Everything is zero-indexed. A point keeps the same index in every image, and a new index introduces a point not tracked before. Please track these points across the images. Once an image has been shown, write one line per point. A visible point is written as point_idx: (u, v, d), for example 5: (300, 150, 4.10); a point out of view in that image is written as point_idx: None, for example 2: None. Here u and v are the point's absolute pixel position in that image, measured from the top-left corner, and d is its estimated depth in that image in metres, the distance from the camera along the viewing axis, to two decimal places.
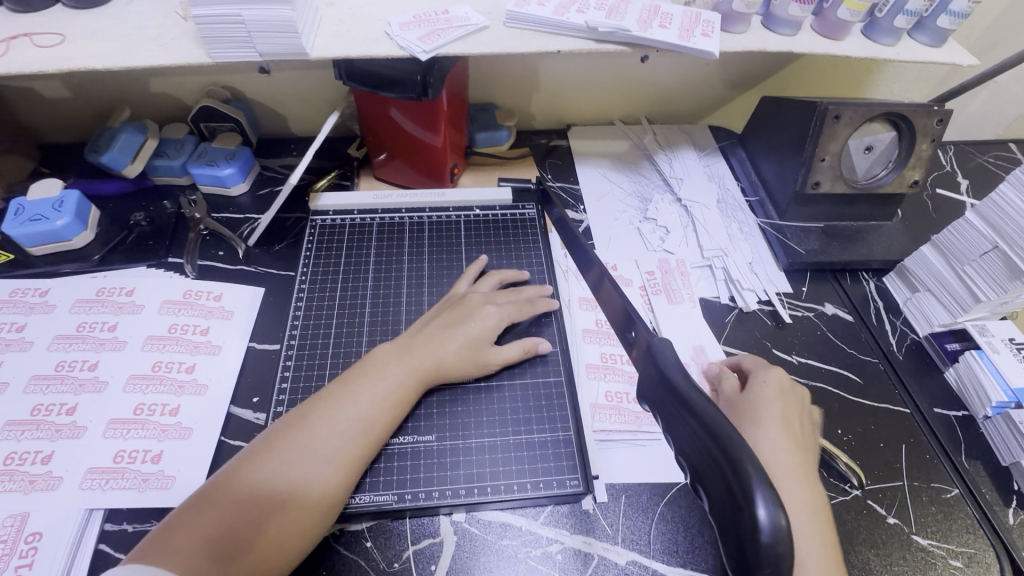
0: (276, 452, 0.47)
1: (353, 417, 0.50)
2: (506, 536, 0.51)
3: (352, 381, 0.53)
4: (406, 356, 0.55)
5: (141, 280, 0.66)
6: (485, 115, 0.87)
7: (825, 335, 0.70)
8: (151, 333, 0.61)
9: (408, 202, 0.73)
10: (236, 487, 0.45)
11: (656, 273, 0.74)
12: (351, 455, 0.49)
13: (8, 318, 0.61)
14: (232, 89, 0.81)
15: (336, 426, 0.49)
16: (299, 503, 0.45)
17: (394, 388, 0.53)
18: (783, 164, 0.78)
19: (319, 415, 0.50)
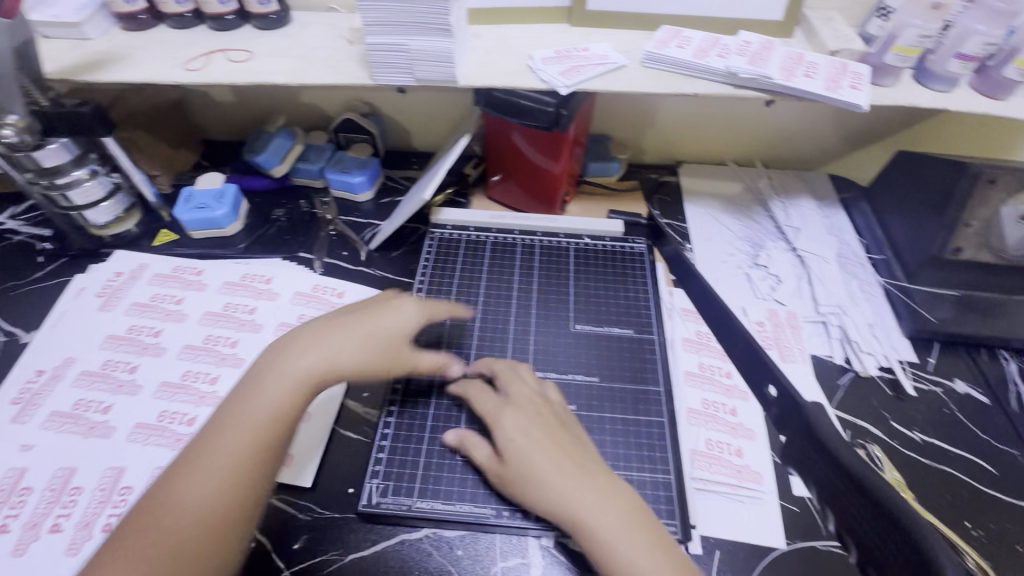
0: (175, 475, 0.44)
1: (230, 437, 0.45)
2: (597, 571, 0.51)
3: (242, 396, 0.47)
4: (308, 352, 0.50)
5: (278, 271, 0.73)
6: (599, 146, 0.89)
7: (953, 414, 0.64)
8: (282, 320, 0.67)
9: (521, 224, 0.76)
10: (169, 521, 0.41)
11: (766, 324, 0.71)
12: (244, 485, 0.44)
13: (169, 291, 0.70)
14: (370, 104, 0.88)
15: (227, 453, 0.44)
16: (201, 525, 0.42)
17: (283, 404, 0.47)
18: (918, 227, 0.74)
19: (220, 436, 0.45)
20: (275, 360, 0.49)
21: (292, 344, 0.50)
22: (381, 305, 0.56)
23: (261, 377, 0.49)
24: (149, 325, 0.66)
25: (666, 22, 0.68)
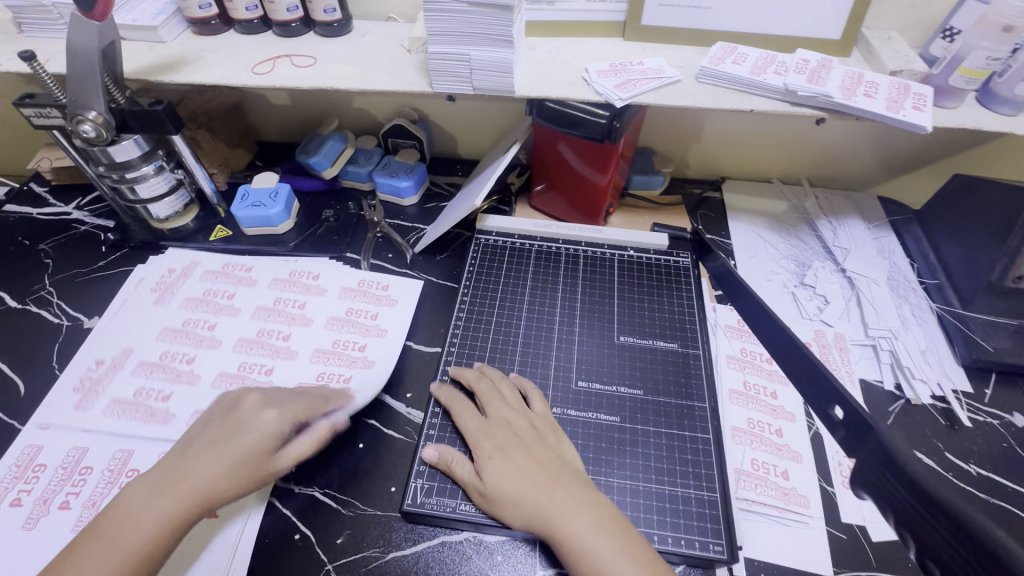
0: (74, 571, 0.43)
1: (140, 522, 0.46)
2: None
3: (154, 488, 0.48)
4: (196, 466, 0.49)
5: (323, 267, 0.75)
6: (643, 159, 0.89)
7: (1014, 449, 0.62)
8: (332, 315, 0.68)
9: (567, 234, 0.76)
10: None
11: (812, 345, 0.70)
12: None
13: (221, 287, 0.72)
14: (419, 111, 0.90)
15: (123, 543, 0.45)
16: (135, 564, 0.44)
17: (165, 509, 0.47)
18: (973, 253, 0.72)
19: (113, 527, 0.46)
20: (180, 467, 0.49)
21: (191, 453, 0.51)
22: (235, 421, 0.53)
23: (174, 473, 0.49)
24: (203, 318, 0.68)
25: (722, 39, 0.68)
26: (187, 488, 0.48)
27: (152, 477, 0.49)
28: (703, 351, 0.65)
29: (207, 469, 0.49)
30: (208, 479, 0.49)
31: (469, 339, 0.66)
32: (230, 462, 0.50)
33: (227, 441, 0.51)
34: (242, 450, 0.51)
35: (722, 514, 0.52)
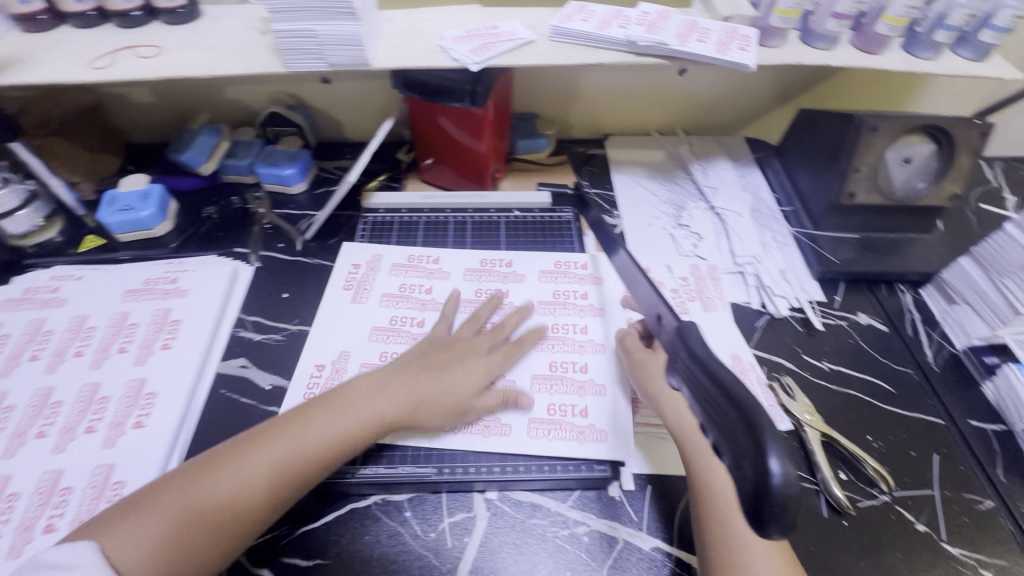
0: (304, 460, 0.51)
1: (335, 426, 0.54)
2: (536, 511, 0.56)
3: (326, 405, 0.55)
4: (432, 379, 0.59)
5: (190, 270, 0.73)
6: (526, 123, 0.91)
7: (857, 343, 0.71)
8: (375, 324, 0.68)
9: (453, 203, 0.81)
10: (226, 474, 0.49)
11: (690, 278, 0.76)
12: (300, 471, 0.51)
13: (86, 304, 0.68)
14: (296, 96, 0.88)
15: (295, 444, 0.52)
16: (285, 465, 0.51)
17: (373, 410, 0.55)
18: (817, 176, 0.80)
19: (287, 430, 0.53)
20: (377, 390, 0.57)
21: (393, 389, 0.57)
22: (441, 366, 0.60)
23: (406, 382, 0.58)
24: (70, 337, 0.65)
25: None
26: (432, 396, 0.58)
27: (349, 394, 0.57)
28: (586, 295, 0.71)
29: (461, 382, 0.59)
30: (456, 394, 0.58)
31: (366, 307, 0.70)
32: (429, 376, 0.59)
33: (458, 367, 0.60)
34: (463, 373, 0.60)
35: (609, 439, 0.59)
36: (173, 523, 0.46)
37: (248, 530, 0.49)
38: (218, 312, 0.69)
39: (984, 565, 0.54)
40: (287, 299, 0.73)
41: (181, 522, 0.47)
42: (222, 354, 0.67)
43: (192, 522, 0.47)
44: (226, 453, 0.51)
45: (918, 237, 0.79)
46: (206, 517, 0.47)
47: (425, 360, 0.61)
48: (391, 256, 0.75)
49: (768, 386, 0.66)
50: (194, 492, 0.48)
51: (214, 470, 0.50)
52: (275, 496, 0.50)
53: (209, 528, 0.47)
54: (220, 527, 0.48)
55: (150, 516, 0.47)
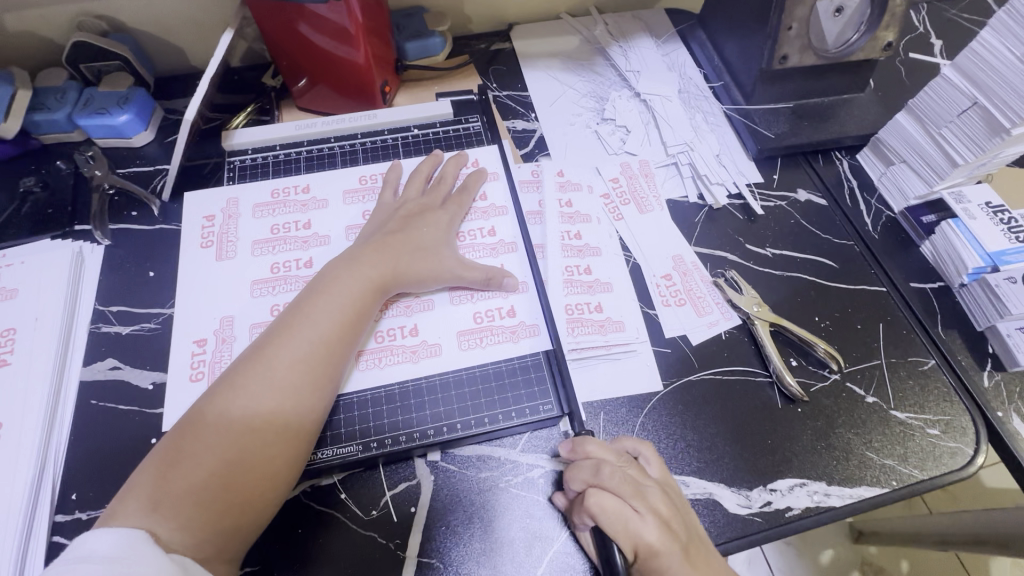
0: (312, 360, 0.47)
1: (323, 319, 0.49)
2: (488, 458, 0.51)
3: (300, 306, 0.50)
4: (398, 248, 0.55)
5: (13, 261, 0.59)
6: (412, 20, 0.76)
7: (799, 223, 0.67)
8: (254, 278, 0.58)
9: (336, 129, 0.68)
10: (240, 410, 0.44)
11: (621, 179, 0.68)
12: (315, 368, 0.47)
13: None
14: (108, 19, 0.68)
15: (294, 350, 0.47)
16: (299, 370, 0.46)
17: (355, 286, 0.51)
18: (747, 42, 0.70)
19: (269, 347, 0.47)
20: (351, 270, 0.52)
21: (362, 269, 0.53)
22: (405, 238, 0.56)
23: (375, 252, 0.54)
24: None
25: None
26: (404, 266, 0.54)
27: (325, 283, 0.51)
28: (505, 215, 0.63)
29: (426, 238, 0.57)
30: (430, 246, 0.57)
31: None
32: (395, 239, 0.56)
33: (419, 224, 0.58)
34: (427, 225, 0.58)
35: (548, 372, 0.54)
36: (220, 468, 0.42)
37: (294, 447, 0.45)
38: (66, 309, 0.57)
39: (931, 424, 0.54)
40: (154, 279, 0.60)
41: (230, 458, 0.42)
42: (84, 358, 0.55)
43: (236, 455, 0.43)
44: (217, 398, 0.45)
45: (851, 99, 0.74)
46: (250, 446, 0.43)
47: (387, 227, 0.57)
48: (249, 196, 0.63)
49: (712, 283, 0.61)
50: (212, 439, 0.43)
51: (222, 415, 0.44)
52: (298, 408, 0.45)
53: (256, 458, 0.43)
54: (263, 452, 0.43)
55: (186, 472, 0.42)
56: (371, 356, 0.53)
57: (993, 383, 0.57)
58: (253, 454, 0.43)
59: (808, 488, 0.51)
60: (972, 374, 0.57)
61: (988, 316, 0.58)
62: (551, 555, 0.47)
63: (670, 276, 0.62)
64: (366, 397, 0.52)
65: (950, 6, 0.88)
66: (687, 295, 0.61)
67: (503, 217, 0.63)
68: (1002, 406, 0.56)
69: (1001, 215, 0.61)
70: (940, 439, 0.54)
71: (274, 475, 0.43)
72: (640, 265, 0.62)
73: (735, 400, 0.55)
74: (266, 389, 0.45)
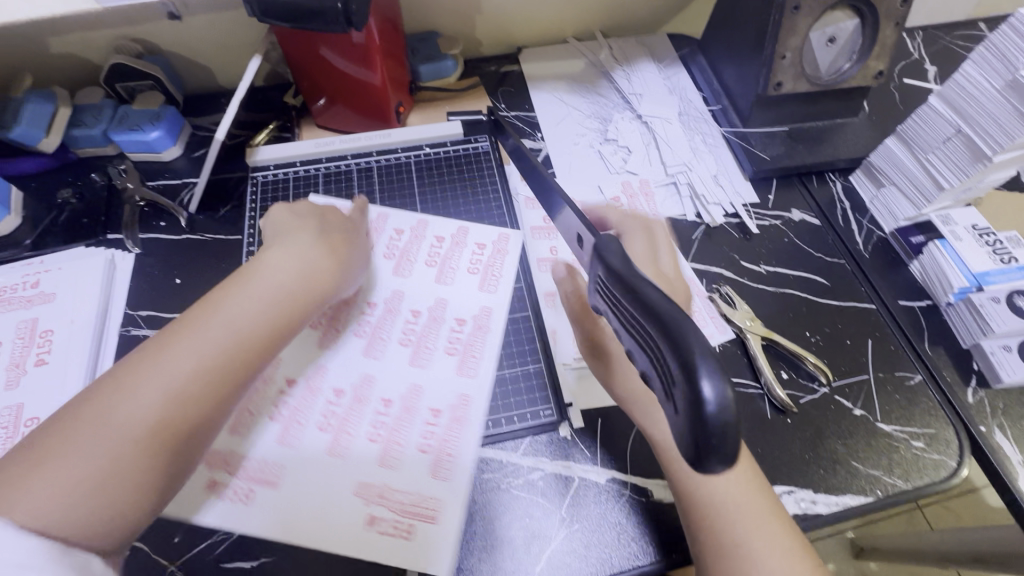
0: (199, 368, 0.43)
1: (216, 331, 0.45)
2: (486, 463, 0.54)
3: (212, 304, 0.47)
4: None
5: (50, 267, 0.63)
6: (427, 44, 0.80)
7: (792, 242, 0.70)
8: None
9: (353, 148, 0.72)
10: (130, 406, 0.40)
11: (622, 198, 0.72)
12: (214, 374, 0.44)
13: None
14: (143, 42, 0.73)
15: (187, 356, 0.43)
16: (188, 381, 0.43)
17: (302, 292, 0.50)
18: (745, 68, 0.74)
19: (188, 341, 0.44)
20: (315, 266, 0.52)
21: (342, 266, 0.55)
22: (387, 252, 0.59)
23: (358, 264, 0.56)
24: None
25: None
26: (394, 284, 0.56)
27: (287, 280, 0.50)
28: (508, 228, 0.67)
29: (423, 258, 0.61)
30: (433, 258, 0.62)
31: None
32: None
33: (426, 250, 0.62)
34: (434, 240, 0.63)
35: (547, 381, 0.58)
36: (139, 452, 0.40)
37: (175, 456, 0.41)
38: (99, 313, 0.61)
39: (916, 437, 0.57)
40: (180, 286, 0.64)
41: (112, 453, 0.39)
42: (114, 358, 0.59)
43: (117, 451, 0.39)
44: (120, 380, 0.41)
45: (845, 123, 0.77)
46: (131, 446, 0.39)
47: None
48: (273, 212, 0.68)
49: (707, 297, 0.64)
50: (115, 422, 0.39)
51: (125, 400, 0.40)
52: (184, 417, 0.42)
53: (139, 459, 0.39)
54: (147, 456, 0.40)
55: (88, 468, 0.38)
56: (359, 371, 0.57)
57: (977, 399, 0.59)
58: (136, 452, 0.39)
59: (796, 495, 0.53)
60: (956, 390, 0.60)
61: (973, 335, 0.61)
62: (547, 553, 0.50)
63: None
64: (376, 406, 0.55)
65: (945, 34, 0.91)
66: None
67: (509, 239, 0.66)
68: (986, 422, 0.58)
69: (986, 238, 0.63)
70: (924, 451, 0.56)
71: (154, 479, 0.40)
72: None
73: None
74: (149, 389, 0.41)
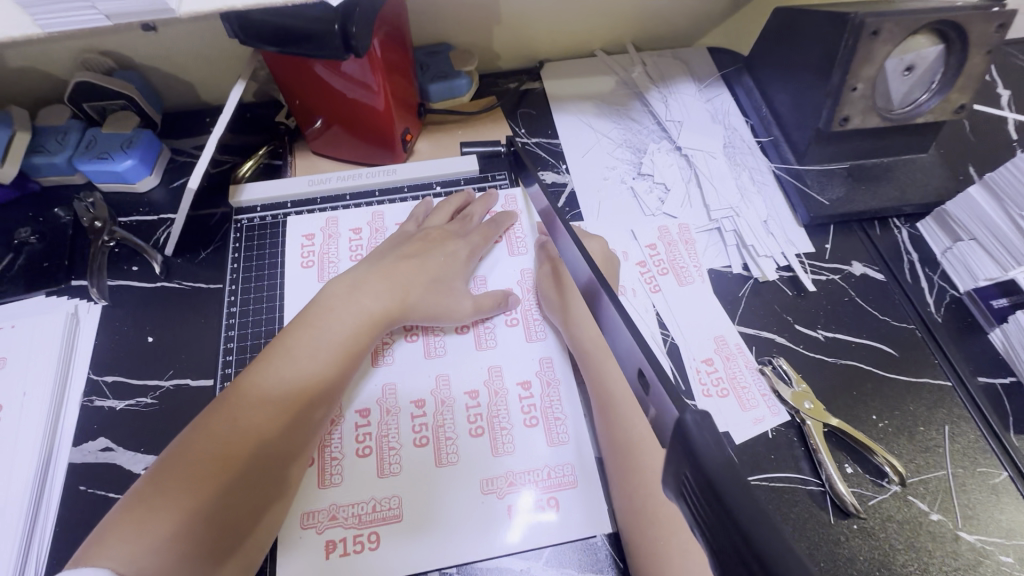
0: (284, 398, 0.44)
1: (301, 360, 0.46)
2: (562, 430, 0.49)
3: (289, 336, 0.48)
4: (408, 272, 0.53)
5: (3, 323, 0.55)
6: (438, 58, 0.71)
7: (854, 301, 0.61)
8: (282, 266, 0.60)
9: (352, 186, 0.63)
10: (215, 441, 0.41)
11: (658, 246, 0.63)
12: (296, 403, 0.45)
13: None
14: (114, 55, 0.64)
15: (275, 386, 0.45)
16: (273, 412, 0.44)
17: (358, 320, 0.49)
18: (802, 96, 0.64)
19: (250, 382, 0.45)
20: (372, 277, 0.52)
21: (393, 266, 0.53)
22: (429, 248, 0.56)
23: (384, 280, 0.52)
24: None
25: None
26: (416, 293, 0.52)
27: (343, 284, 0.51)
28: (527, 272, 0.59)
29: (445, 273, 0.54)
30: (447, 283, 0.54)
31: (250, 325, 0.56)
32: (408, 264, 0.54)
33: (439, 253, 0.55)
34: (447, 258, 0.55)
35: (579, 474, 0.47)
36: (220, 475, 0.40)
37: (253, 496, 0.41)
38: (57, 381, 0.53)
39: (1004, 549, 0.49)
40: (152, 345, 0.56)
41: (194, 494, 0.39)
42: (74, 436, 0.51)
43: (198, 492, 0.39)
44: (211, 417, 0.43)
45: (913, 160, 0.67)
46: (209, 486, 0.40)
47: (401, 250, 0.55)
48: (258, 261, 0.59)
49: (758, 370, 0.56)
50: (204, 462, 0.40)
51: (213, 436, 0.42)
52: (265, 453, 0.42)
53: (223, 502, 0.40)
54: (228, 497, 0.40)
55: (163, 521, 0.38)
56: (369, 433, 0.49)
57: None
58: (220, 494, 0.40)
59: None
60: None
61: None
62: None
63: (711, 361, 0.56)
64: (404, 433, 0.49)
65: (1020, 52, 0.81)
66: (730, 385, 0.55)
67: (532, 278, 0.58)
68: None
69: None
70: (1014, 568, 0.48)
71: (238, 522, 0.40)
72: (678, 346, 0.57)
73: (782, 512, 0.50)
74: (236, 424, 0.42)
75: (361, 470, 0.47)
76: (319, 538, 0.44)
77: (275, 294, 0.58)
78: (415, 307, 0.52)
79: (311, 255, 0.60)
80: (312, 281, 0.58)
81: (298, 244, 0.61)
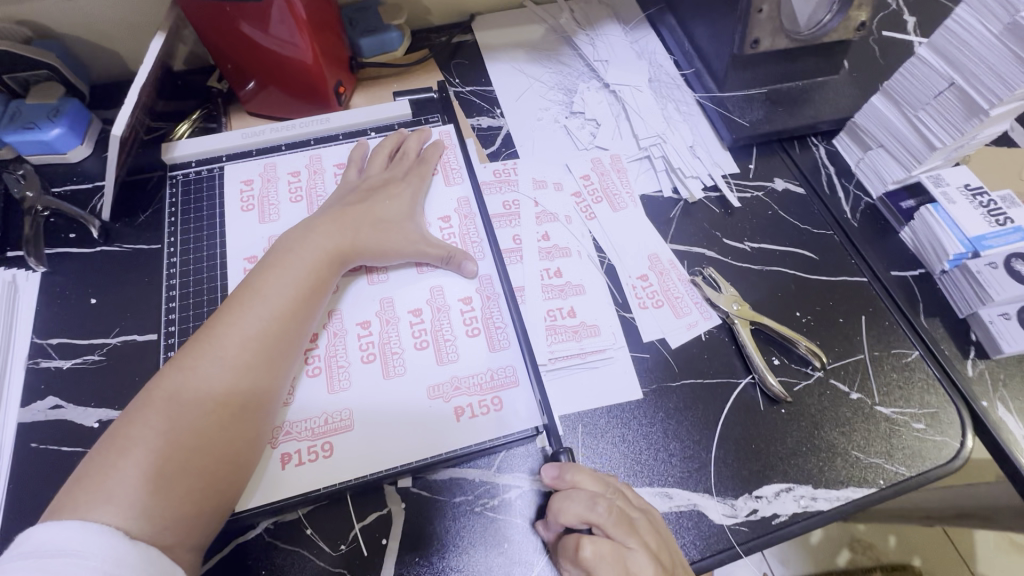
0: (254, 341, 0.45)
1: (268, 299, 0.47)
2: (502, 336, 0.53)
3: (252, 281, 0.48)
4: (355, 216, 0.54)
5: None
6: (366, 14, 0.71)
7: (776, 214, 0.65)
8: (222, 212, 0.60)
9: (286, 136, 0.64)
10: (191, 386, 0.42)
11: (592, 176, 0.65)
12: (267, 345, 0.46)
13: None
14: (31, 24, 0.63)
15: (245, 328, 0.46)
16: (246, 354, 0.45)
17: (311, 259, 0.50)
18: (717, 26, 0.67)
19: (218, 325, 0.46)
20: (323, 224, 0.53)
21: (342, 212, 0.54)
22: (375, 197, 0.57)
23: (330, 223, 0.53)
24: None
25: None
26: (362, 233, 0.53)
27: (295, 236, 0.52)
28: (466, 202, 0.61)
29: (388, 210, 0.56)
30: (392, 219, 0.56)
31: (193, 276, 0.57)
32: (355, 207, 0.55)
33: (383, 196, 0.57)
34: (388, 198, 0.57)
35: (524, 370, 0.51)
36: (202, 418, 0.42)
37: (237, 435, 0.43)
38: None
39: (916, 418, 0.53)
40: (96, 307, 0.56)
41: (178, 436, 0.41)
42: (22, 397, 0.51)
43: (182, 434, 0.41)
44: (186, 363, 0.44)
45: (826, 81, 0.71)
46: (193, 428, 0.41)
47: (347, 199, 0.56)
48: (198, 216, 0.60)
49: (690, 282, 0.59)
50: (183, 406, 0.42)
51: (189, 382, 0.43)
52: (244, 392, 0.44)
53: (207, 443, 0.41)
54: (212, 438, 0.42)
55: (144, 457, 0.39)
56: (319, 361, 0.51)
57: (976, 371, 0.56)
58: (205, 436, 0.41)
59: (794, 492, 0.49)
60: (955, 364, 0.56)
61: (970, 303, 0.57)
62: None
63: (646, 277, 0.59)
64: (348, 358, 0.51)
65: None
66: (664, 296, 0.58)
67: (470, 205, 0.61)
68: (987, 395, 0.55)
69: (980, 198, 0.59)
70: (925, 433, 0.52)
71: (228, 460, 0.42)
72: (614, 265, 0.60)
73: (714, 404, 0.53)
74: (210, 368, 0.43)
75: (313, 388, 0.50)
76: (274, 452, 0.47)
77: (216, 245, 0.58)
78: (363, 244, 0.53)
79: (251, 200, 0.61)
80: (253, 224, 0.59)
81: (236, 190, 0.61)
